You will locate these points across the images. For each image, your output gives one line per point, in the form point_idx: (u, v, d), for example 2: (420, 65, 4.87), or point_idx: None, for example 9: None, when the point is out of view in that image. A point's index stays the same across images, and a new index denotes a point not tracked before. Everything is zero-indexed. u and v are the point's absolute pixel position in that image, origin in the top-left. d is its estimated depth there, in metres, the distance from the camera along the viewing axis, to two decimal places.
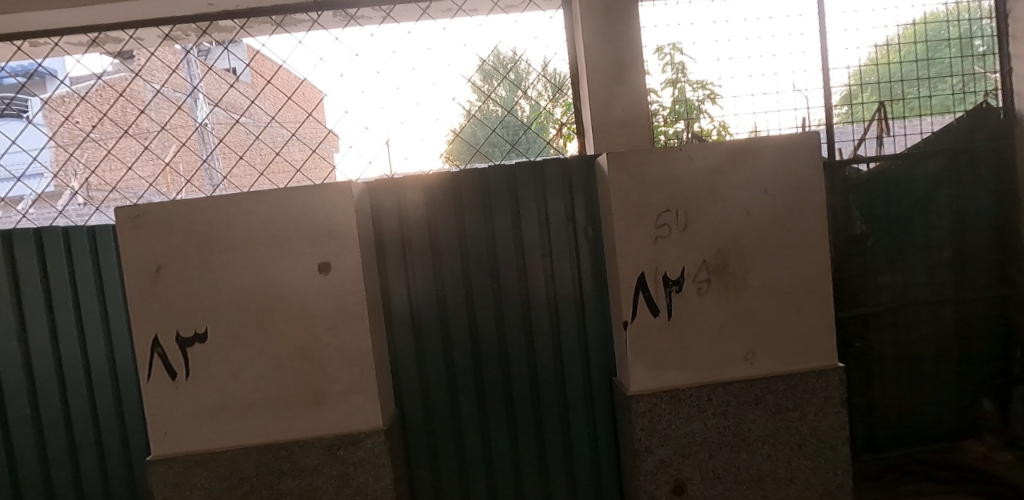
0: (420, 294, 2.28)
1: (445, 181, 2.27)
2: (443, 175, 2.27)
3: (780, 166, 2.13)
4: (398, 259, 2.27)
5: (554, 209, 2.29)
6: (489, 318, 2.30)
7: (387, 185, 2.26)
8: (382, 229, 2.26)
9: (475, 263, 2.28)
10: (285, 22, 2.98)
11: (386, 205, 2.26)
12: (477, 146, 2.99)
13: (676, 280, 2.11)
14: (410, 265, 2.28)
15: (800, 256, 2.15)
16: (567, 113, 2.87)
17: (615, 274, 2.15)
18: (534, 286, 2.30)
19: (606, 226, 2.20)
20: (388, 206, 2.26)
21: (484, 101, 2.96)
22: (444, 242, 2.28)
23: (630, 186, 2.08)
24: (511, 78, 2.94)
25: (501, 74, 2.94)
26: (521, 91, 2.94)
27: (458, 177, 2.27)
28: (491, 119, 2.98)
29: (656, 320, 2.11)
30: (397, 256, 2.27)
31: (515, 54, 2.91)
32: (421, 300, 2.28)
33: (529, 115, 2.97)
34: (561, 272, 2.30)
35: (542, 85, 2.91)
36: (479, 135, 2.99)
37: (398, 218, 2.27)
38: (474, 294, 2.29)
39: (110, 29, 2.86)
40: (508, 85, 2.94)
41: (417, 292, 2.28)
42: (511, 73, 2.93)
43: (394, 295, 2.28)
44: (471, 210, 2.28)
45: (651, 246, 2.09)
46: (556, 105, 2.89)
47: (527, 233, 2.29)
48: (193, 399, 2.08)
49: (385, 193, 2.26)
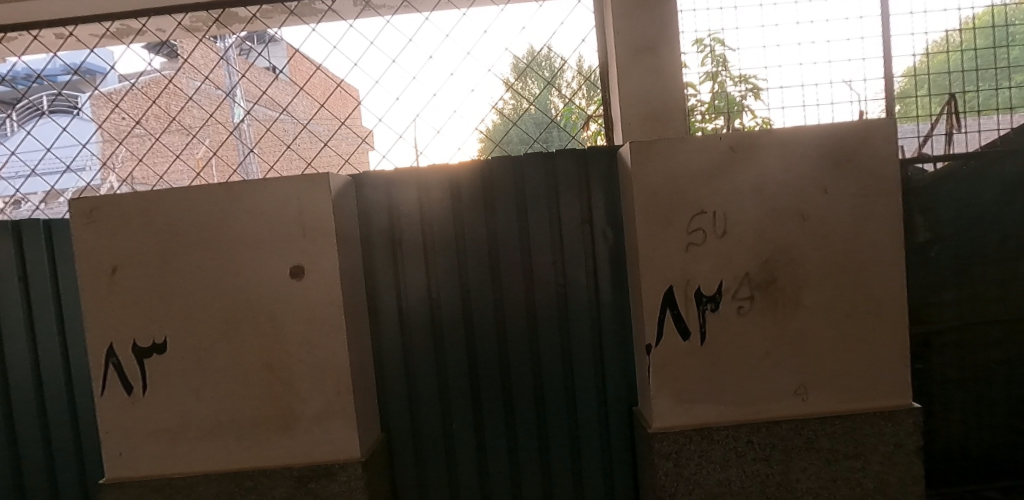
0: (411, 304, 1.99)
1: (442, 175, 1.97)
2: (439, 168, 1.97)
3: (842, 163, 1.76)
4: (388, 263, 1.98)
5: (568, 209, 1.97)
6: (491, 334, 1.99)
7: (380, 180, 1.98)
8: (370, 228, 1.98)
9: (477, 270, 1.98)
10: (301, 9, 2.67)
11: (376, 202, 1.98)
12: (507, 146, 2.69)
13: (711, 297, 1.76)
14: (402, 271, 1.99)
15: (865, 273, 1.78)
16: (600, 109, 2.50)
17: (638, 287, 1.81)
18: (543, 299, 1.98)
19: (628, 231, 1.87)
20: (377, 202, 1.98)
21: (518, 99, 2.64)
22: (441, 246, 1.98)
23: (657, 183, 1.73)
24: (546, 74, 2.61)
25: (537, 73, 2.61)
26: (555, 89, 2.60)
27: (459, 171, 1.97)
28: (523, 118, 2.66)
29: (686, 344, 1.76)
30: (388, 260, 1.98)
31: (550, 49, 2.59)
32: (413, 312, 1.99)
33: (561, 112, 2.63)
34: (575, 282, 1.98)
35: (576, 81, 2.56)
36: (508, 134, 2.69)
37: (388, 217, 1.98)
38: (473, 307, 1.98)
39: (122, 18, 2.60)
40: (541, 83, 2.61)
41: (407, 301, 1.99)
42: (546, 70, 2.60)
43: (382, 303, 1.99)
44: (472, 209, 1.97)
45: (681, 256, 1.74)
46: (591, 102, 2.53)
47: (537, 237, 1.97)
48: (150, 418, 1.83)
49: (374, 188, 1.98)
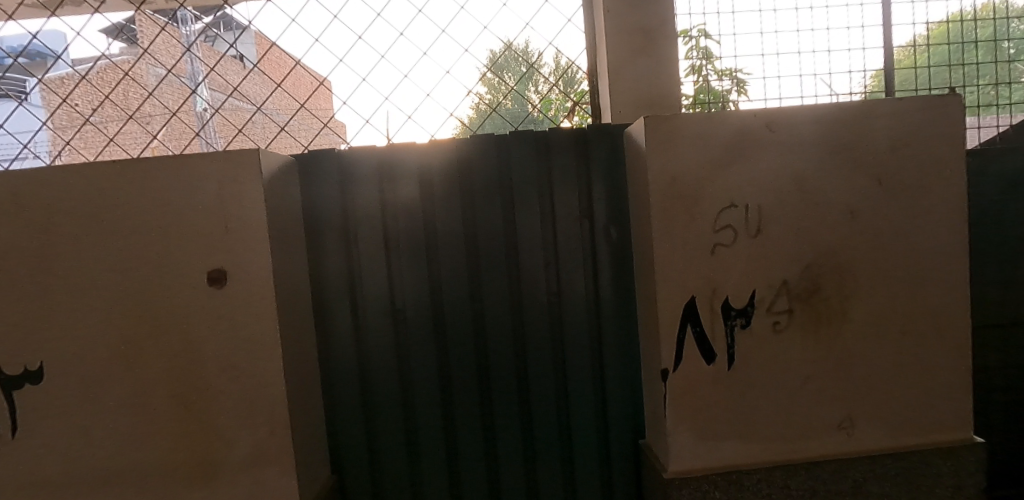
0: (370, 317, 1.61)
1: (409, 155, 1.60)
2: (404, 146, 1.59)
3: (899, 149, 1.45)
4: (341, 267, 1.60)
5: (564, 200, 1.61)
6: (469, 352, 1.63)
7: (332, 160, 1.59)
8: (318, 221, 1.59)
9: (451, 275, 1.61)
10: None
11: (325, 189, 1.59)
12: None
13: (741, 310, 1.42)
14: (358, 276, 1.60)
15: (920, 282, 1.47)
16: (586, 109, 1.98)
17: (650, 297, 1.46)
18: (532, 310, 1.62)
19: (638, 228, 1.53)
20: (326, 189, 1.59)
21: (495, 93, 2.05)
22: (406, 245, 1.60)
23: (677, 168, 1.39)
24: (524, 64, 2.02)
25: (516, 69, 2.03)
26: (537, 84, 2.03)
27: (428, 151, 1.60)
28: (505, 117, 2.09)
29: (710, 368, 1.42)
30: (341, 262, 1.60)
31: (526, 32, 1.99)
32: (371, 325, 1.61)
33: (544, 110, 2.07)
34: (570, 289, 1.62)
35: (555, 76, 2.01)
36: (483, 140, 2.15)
37: (340, 207, 1.60)
38: (447, 319, 1.61)
39: None
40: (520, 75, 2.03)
41: (364, 313, 1.61)
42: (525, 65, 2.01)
43: (334, 314, 1.61)
44: (446, 198, 1.60)
45: (705, 259, 1.41)
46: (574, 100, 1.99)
47: (526, 233, 1.61)
48: (23, 467, 1.40)
49: (323, 171, 1.59)
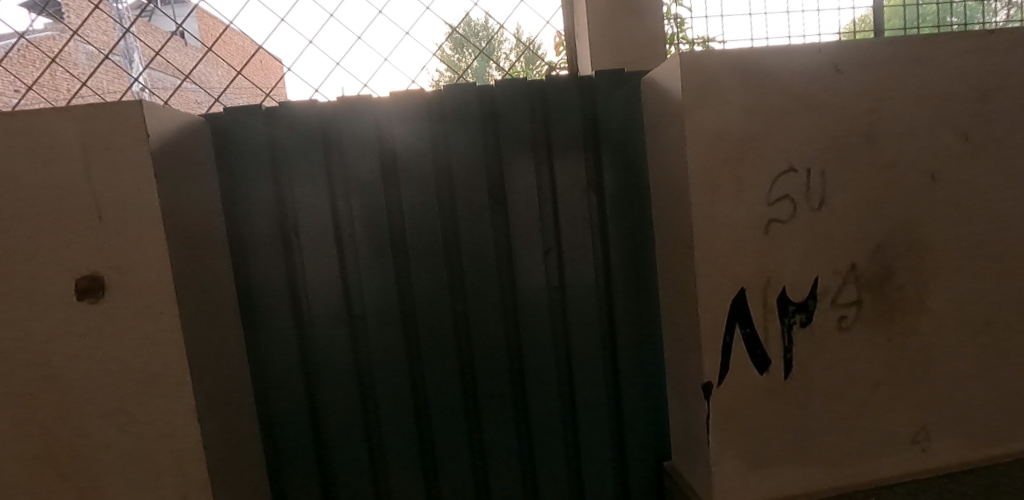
0: (319, 326, 1.23)
1: (362, 113, 1.21)
2: (355, 101, 1.20)
3: (990, 97, 1.15)
4: (277, 263, 1.21)
5: (566, 168, 1.26)
6: (451, 365, 1.27)
7: (258, 120, 1.19)
8: (242, 203, 1.20)
9: (424, 269, 1.24)
10: None
11: (251, 158, 1.19)
12: None
13: (800, 303, 1.11)
14: (300, 273, 1.22)
15: (1009, 261, 1.19)
16: None
17: (683, 290, 1.14)
18: (529, 309, 1.28)
19: (663, 202, 1.19)
20: (253, 159, 1.19)
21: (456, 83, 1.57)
22: (363, 232, 1.22)
23: (720, 122, 1.05)
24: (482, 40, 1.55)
25: (471, 48, 1.55)
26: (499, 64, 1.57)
27: (388, 108, 1.22)
28: None
29: (763, 380, 1.12)
30: (276, 256, 1.21)
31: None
32: (322, 337, 1.24)
33: None
34: (576, 281, 1.28)
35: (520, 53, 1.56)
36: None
37: (272, 182, 1.20)
38: (420, 325, 1.25)
39: None
40: (480, 55, 1.55)
41: (311, 321, 1.23)
42: (482, 42, 1.54)
43: (269, 325, 1.22)
44: (414, 169, 1.23)
45: (756, 240, 1.08)
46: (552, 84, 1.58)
47: (518, 212, 1.25)
48: None
49: (244, 134, 1.19)
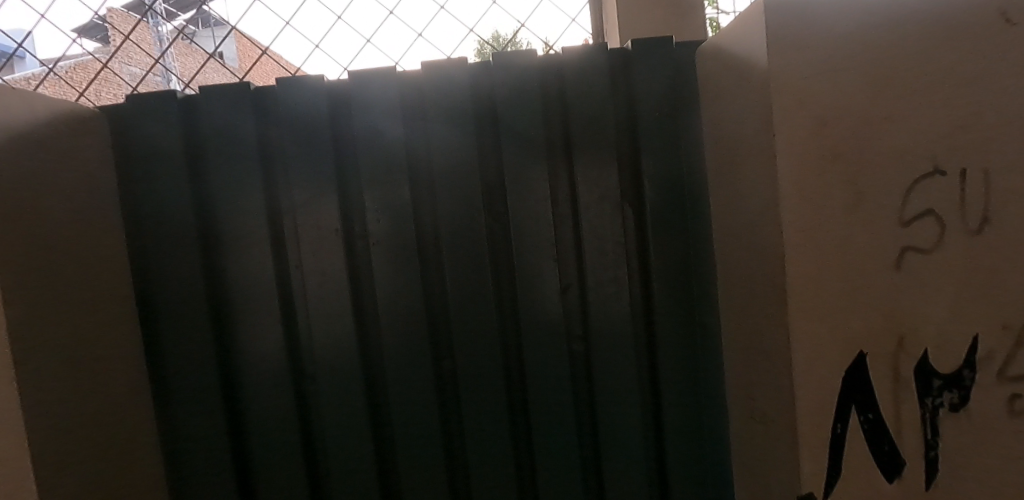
0: (253, 394, 0.90)
1: (312, 101, 0.88)
2: (303, 85, 0.88)
3: None
4: (198, 306, 0.88)
5: (590, 176, 0.92)
6: (435, 449, 0.93)
7: (170, 111, 0.87)
8: (148, 227, 0.87)
9: (395, 314, 0.90)
10: None
11: (159, 165, 0.87)
12: None
13: (947, 376, 0.72)
14: (230, 320, 0.89)
15: None
16: None
17: (763, 351, 0.77)
18: (540, 370, 0.93)
19: (730, 223, 0.83)
20: (162, 167, 0.87)
21: None
22: (311, 264, 0.89)
23: (829, 101, 0.68)
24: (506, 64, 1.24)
25: None
26: None
27: (348, 96, 0.89)
28: None
29: (893, 489, 0.74)
30: (198, 297, 0.88)
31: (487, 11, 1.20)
32: (256, 408, 0.90)
33: None
34: (606, 332, 0.93)
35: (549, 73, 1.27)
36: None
37: (186, 198, 0.88)
38: (392, 393, 0.91)
39: None
40: None
41: (241, 387, 0.90)
42: None
43: (181, 392, 0.89)
44: (381, 179, 0.89)
45: (883, 280, 0.70)
46: None
47: (525, 237, 0.91)
48: None
49: (151, 131, 0.87)
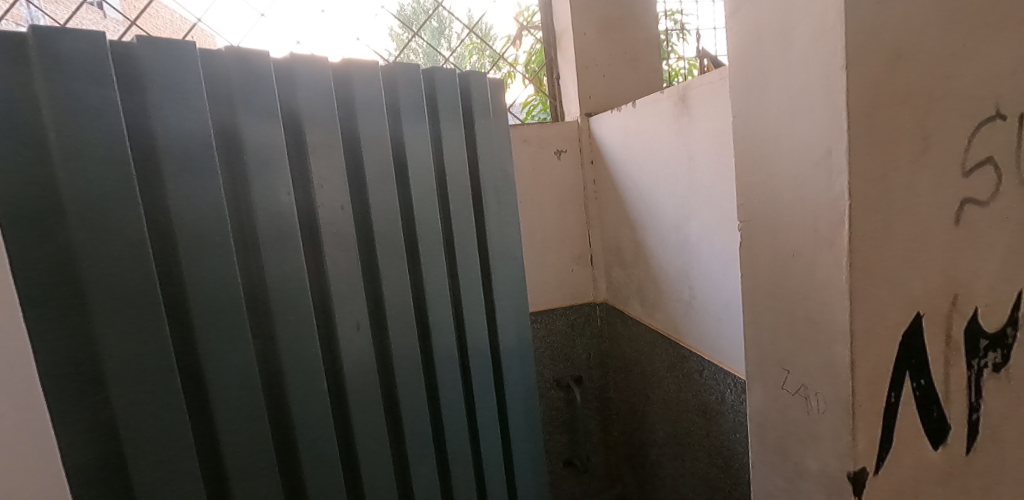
0: (224, 394, 0.78)
1: (264, 88, 0.81)
2: (252, 66, 0.80)
3: None
4: (140, 300, 0.71)
5: (456, 170, 1.07)
6: (380, 438, 0.95)
7: (107, 79, 0.69)
8: (74, 224, 0.67)
9: (347, 312, 0.90)
10: None
11: (88, 145, 0.68)
12: None
13: (991, 335, 0.68)
14: (181, 313, 0.76)
15: None
16: (533, 65, 2.07)
17: (808, 321, 0.69)
18: (442, 349, 1.04)
19: (752, 183, 0.73)
20: (98, 149, 0.68)
21: (405, 54, 1.94)
22: (274, 264, 0.82)
23: (903, 37, 0.60)
24: (433, 21, 1.95)
25: (421, 26, 1.94)
26: (445, 44, 1.98)
27: (302, 81, 0.85)
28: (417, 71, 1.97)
29: (939, 454, 0.70)
30: (135, 288, 0.71)
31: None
32: (231, 432, 0.79)
33: (454, 63, 2.00)
34: (473, 311, 1.09)
35: (463, 41, 2.00)
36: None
37: (127, 186, 0.70)
38: (349, 388, 0.91)
39: None
40: (431, 33, 1.95)
41: (213, 413, 0.78)
42: (431, 21, 1.94)
43: (140, 430, 0.72)
44: (327, 167, 0.87)
45: (941, 236, 0.65)
46: (504, 62, 2.06)
47: (423, 219, 1.01)
48: None
49: (78, 101, 0.67)
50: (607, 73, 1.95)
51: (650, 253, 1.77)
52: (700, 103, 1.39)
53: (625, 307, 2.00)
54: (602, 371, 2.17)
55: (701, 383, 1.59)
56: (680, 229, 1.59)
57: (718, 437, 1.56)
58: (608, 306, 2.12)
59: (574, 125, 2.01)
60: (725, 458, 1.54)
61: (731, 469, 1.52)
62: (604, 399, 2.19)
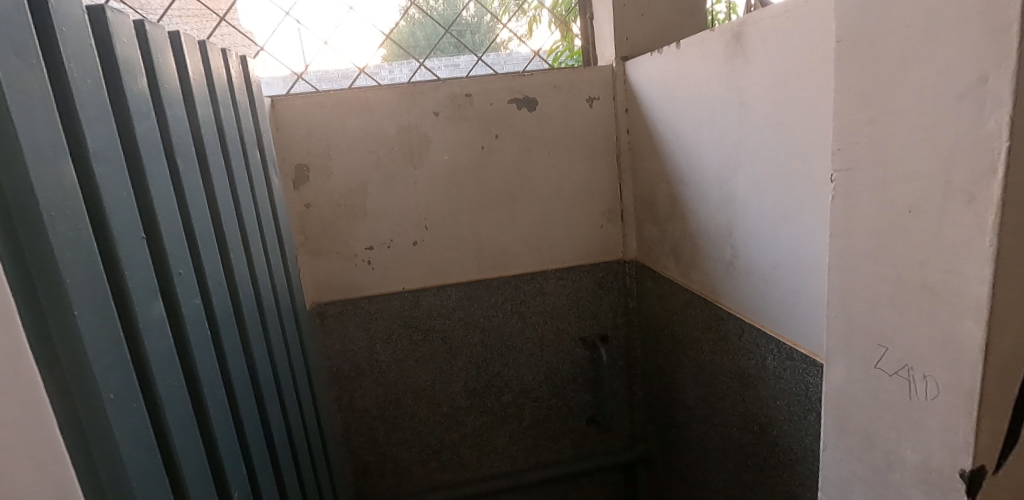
0: (160, 375, 0.71)
1: (123, 32, 0.73)
2: (121, 26, 0.73)
3: None
4: (94, 283, 0.60)
5: (247, 131, 1.18)
6: (248, 390, 0.97)
7: (20, 15, 0.54)
8: (31, 190, 0.53)
9: (212, 269, 0.89)
10: None
11: (19, 92, 0.53)
12: (421, 57, 1.82)
13: None
14: (120, 292, 0.66)
15: None
16: (561, 8, 1.89)
17: (925, 291, 0.57)
18: (263, 287, 1.12)
19: (860, 121, 0.61)
20: (35, 97, 0.55)
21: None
22: (167, 230, 0.76)
23: None
24: None
25: None
26: None
27: (155, 50, 0.81)
28: (439, 16, 1.81)
29: None
30: (89, 270, 0.59)
31: None
32: (173, 408, 0.72)
33: (477, 7, 1.83)
34: (272, 253, 1.22)
35: None
36: (421, 43, 1.81)
37: (61, 143, 0.57)
38: (224, 342, 0.90)
39: None
40: None
41: (161, 394, 0.70)
42: None
43: (122, 427, 0.61)
44: (176, 130, 0.84)
45: None
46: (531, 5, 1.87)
47: (232, 171, 1.05)
48: None
49: (4, 37, 0.52)
50: (647, 12, 1.77)
51: (688, 210, 1.64)
52: (759, 42, 1.22)
53: (656, 266, 1.88)
54: (628, 330, 2.08)
55: (740, 347, 1.48)
56: (725, 184, 1.44)
57: (754, 402, 1.46)
58: (638, 264, 1.98)
59: (609, 69, 1.83)
60: (762, 425, 1.45)
61: (769, 437, 1.42)
62: (630, 359, 2.11)
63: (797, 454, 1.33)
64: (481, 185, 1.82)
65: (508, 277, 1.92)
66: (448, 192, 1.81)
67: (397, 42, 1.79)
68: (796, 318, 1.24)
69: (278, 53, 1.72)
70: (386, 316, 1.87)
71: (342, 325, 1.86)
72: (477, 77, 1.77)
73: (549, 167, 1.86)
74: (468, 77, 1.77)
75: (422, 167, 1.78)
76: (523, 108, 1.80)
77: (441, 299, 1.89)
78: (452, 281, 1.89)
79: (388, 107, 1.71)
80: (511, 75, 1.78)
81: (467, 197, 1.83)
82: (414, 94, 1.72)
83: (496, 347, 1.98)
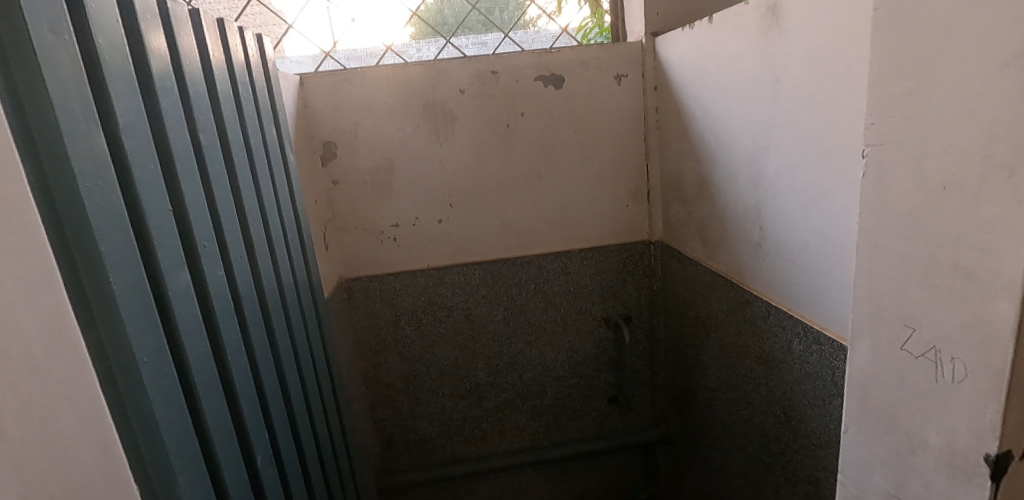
0: (188, 341, 0.73)
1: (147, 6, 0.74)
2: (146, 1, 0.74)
3: None
4: (126, 251, 0.62)
5: (264, 108, 1.19)
6: (269, 360, 0.99)
7: None
8: (68, 160, 0.55)
9: (234, 242, 0.91)
10: None
11: (54, 64, 0.55)
12: (449, 34, 1.81)
13: None
14: (149, 260, 0.68)
15: None
16: None
17: (956, 271, 0.55)
18: (281, 261, 1.14)
19: (895, 96, 0.58)
20: (69, 68, 0.57)
21: None
22: (191, 203, 0.78)
23: None
24: None
25: None
26: None
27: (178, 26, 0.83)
28: None
29: None
30: (121, 238, 0.61)
31: None
32: (201, 372, 0.75)
33: None
34: (291, 229, 1.24)
35: None
36: (450, 20, 1.80)
37: (93, 114, 0.59)
38: (246, 312, 0.92)
39: None
40: None
41: (189, 359, 0.73)
42: None
43: (155, 387, 0.64)
44: (198, 105, 0.85)
45: None
46: None
47: (251, 147, 1.06)
48: None
49: (39, 11, 0.54)
50: None
51: (716, 190, 1.61)
52: (795, 16, 1.18)
53: (682, 247, 1.86)
54: (652, 311, 2.06)
55: (765, 330, 1.46)
56: (755, 164, 1.41)
57: (778, 386, 1.44)
58: (664, 244, 1.96)
59: (638, 45, 1.79)
60: (785, 409, 1.43)
61: (792, 421, 1.41)
62: (653, 340, 2.10)
63: (821, 438, 1.31)
64: (506, 164, 1.82)
65: (531, 256, 1.92)
66: (472, 169, 1.81)
67: (425, 19, 1.78)
68: (825, 300, 1.22)
69: (308, 31, 1.73)
70: (411, 292, 1.90)
71: (368, 300, 1.89)
72: (503, 54, 1.76)
73: (574, 146, 1.84)
74: (495, 54, 1.75)
75: (447, 145, 1.78)
76: (550, 85, 1.78)
77: (465, 276, 1.91)
78: (475, 258, 1.90)
79: (415, 84, 1.71)
80: (537, 51, 1.77)
81: (491, 175, 1.82)
82: (440, 71, 1.72)
83: (519, 325, 1.99)
